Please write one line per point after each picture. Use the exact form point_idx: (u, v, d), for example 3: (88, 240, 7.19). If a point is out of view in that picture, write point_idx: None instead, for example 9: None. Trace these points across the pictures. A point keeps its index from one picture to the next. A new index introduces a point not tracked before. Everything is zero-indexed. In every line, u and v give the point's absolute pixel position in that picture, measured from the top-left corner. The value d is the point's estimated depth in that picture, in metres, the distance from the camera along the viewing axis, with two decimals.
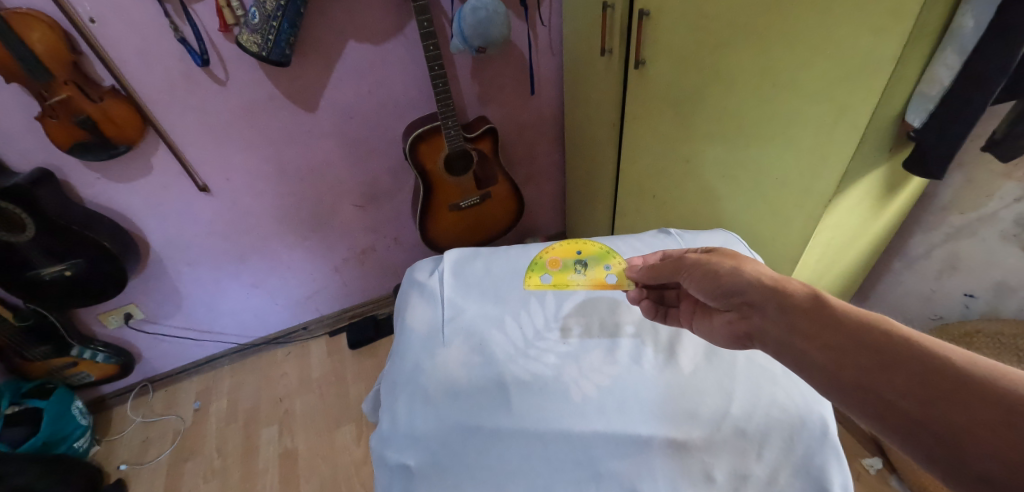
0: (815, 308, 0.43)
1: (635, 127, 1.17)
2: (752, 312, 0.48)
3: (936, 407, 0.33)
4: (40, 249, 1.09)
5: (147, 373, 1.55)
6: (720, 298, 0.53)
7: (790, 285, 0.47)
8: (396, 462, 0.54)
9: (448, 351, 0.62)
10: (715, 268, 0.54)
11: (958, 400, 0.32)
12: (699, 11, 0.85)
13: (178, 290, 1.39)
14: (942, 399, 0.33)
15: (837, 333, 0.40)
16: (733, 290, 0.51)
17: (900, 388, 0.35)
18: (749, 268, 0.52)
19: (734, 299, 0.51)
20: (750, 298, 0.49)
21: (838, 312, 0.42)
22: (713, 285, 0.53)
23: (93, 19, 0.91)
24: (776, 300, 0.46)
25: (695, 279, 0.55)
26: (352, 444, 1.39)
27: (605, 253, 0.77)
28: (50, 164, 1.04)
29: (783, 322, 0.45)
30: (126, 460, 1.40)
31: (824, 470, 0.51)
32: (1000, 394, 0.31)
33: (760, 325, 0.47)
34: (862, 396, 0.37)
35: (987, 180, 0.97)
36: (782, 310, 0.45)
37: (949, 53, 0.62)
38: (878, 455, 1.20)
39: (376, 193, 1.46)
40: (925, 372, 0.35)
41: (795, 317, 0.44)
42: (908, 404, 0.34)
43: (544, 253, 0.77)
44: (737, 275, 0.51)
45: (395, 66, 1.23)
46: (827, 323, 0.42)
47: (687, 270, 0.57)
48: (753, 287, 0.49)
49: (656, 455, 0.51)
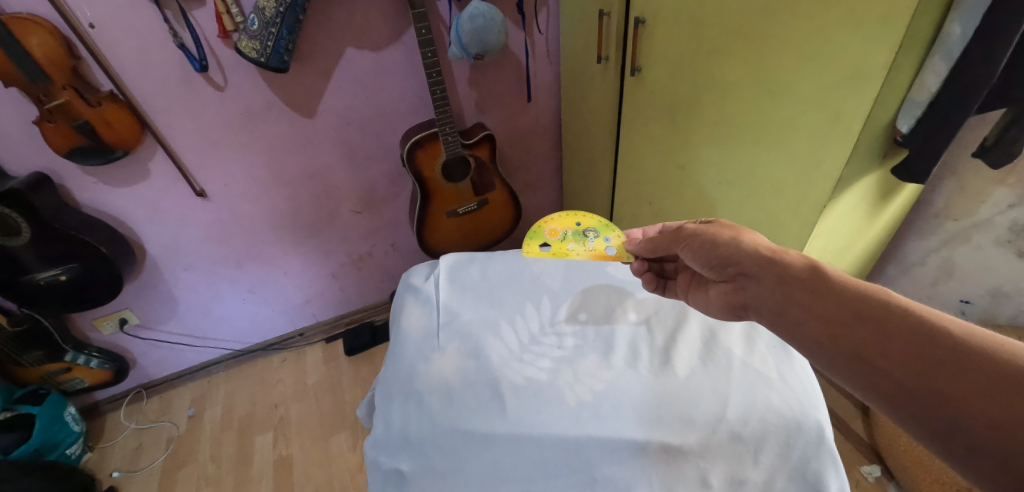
0: (813, 279, 0.43)
1: (631, 133, 1.17)
2: (747, 282, 0.49)
3: (931, 376, 0.33)
4: (37, 255, 1.09)
5: (141, 379, 1.54)
6: (715, 268, 0.54)
7: (788, 255, 0.47)
8: (390, 467, 0.53)
9: (443, 355, 0.62)
10: (713, 237, 0.54)
11: (953, 371, 0.32)
12: (693, 18, 0.86)
13: (173, 296, 1.38)
14: (935, 370, 0.33)
15: (835, 304, 0.40)
16: (730, 260, 0.51)
17: (895, 358, 0.35)
18: (747, 238, 0.52)
19: (730, 269, 0.52)
20: (746, 267, 0.49)
21: (835, 282, 0.42)
22: (709, 255, 0.54)
23: (93, 24, 0.92)
24: (773, 272, 0.46)
25: (693, 249, 0.56)
26: (346, 451, 1.37)
27: (605, 225, 0.78)
28: (48, 169, 1.04)
29: (779, 293, 0.45)
30: (119, 467, 1.38)
31: (822, 476, 0.49)
32: (998, 363, 0.30)
33: (756, 294, 0.48)
34: (858, 366, 0.37)
35: (980, 186, 0.97)
36: (777, 280, 0.45)
37: (937, 61, 0.63)
38: (876, 462, 1.19)
39: (374, 199, 1.46)
40: (922, 340, 0.34)
41: (791, 288, 0.44)
42: (903, 374, 0.34)
43: (543, 222, 0.79)
44: (735, 246, 0.51)
45: (393, 73, 1.23)
46: (824, 294, 0.41)
47: (685, 240, 0.58)
48: (749, 257, 0.49)
49: (650, 461, 0.50)
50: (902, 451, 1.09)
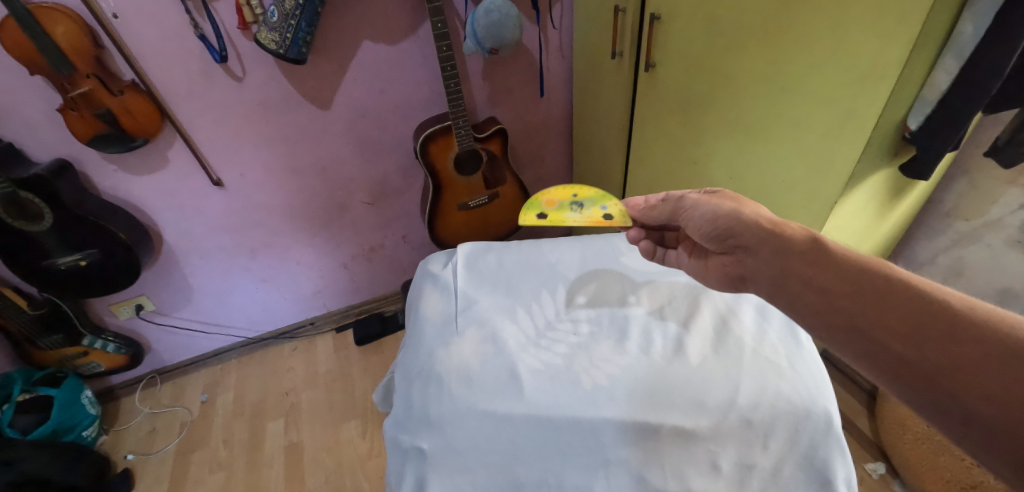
0: (814, 252, 0.44)
1: (643, 129, 1.18)
2: (746, 255, 0.50)
3: (927, 348, 0.33)
4: (58, 240, 1.11)
5: (156, 364, 1.57)
6: (715, 240, 0.55)
7: (788, 228, 0.48)
8: (410, 446, 0.55)
9: (461, 340, 0.64)
10: (715, 208, 0.55)
11: (949, 342, 0.32)
12: (708, 15, 0.87)
13: (188, 283, 1.41)
14: (931, 340, 0.33)
15: (836, 276, 0.41)
16: (729, 232, 0.52)
17: (889, 328, 0.36)
18: (748, 210, 0.52)
19: (729, 241, 0.53)
20: (745, 240, 0.50)
21: (838, 256, 0.42)
22: (710, 227, 0.55)
23: (117, 15, 0.94)
24: (772, 244, 0.47)
25: (694, 222, 0.57)
26: (356, 439, 1.40)
27: (603, 196, 0.77)
28: (70, 156, 1.07)
29: (778, 266, 0.46)
30: (133, 449, 1.42)
31: (829, 462, 0.51)
32: (996, 336, 0.31)
33: (755, 268, 0.49)
34: (854, 335, 0.38)
35: (991, 186, 0.98)
36: (777, 253, 0.46)
37: (948, 60, 0.65)
38: (881, 460, 1.21)
39: (386, 191, 1.48)
40: (920, 313, 0.35)
41: (792, 260, 0.45)
42: (900, 346, 0.35)
43: (539, 196, 0.80)
44: (736, 218, 0.52)
45: (408, 67, 1.25)
46: (825, 266, 0.42)
47: (687, 212, 0.59)
48: (749, 230, 0.50)
49: (663, 443, 0.52)
50: (907, 449, 1.10)
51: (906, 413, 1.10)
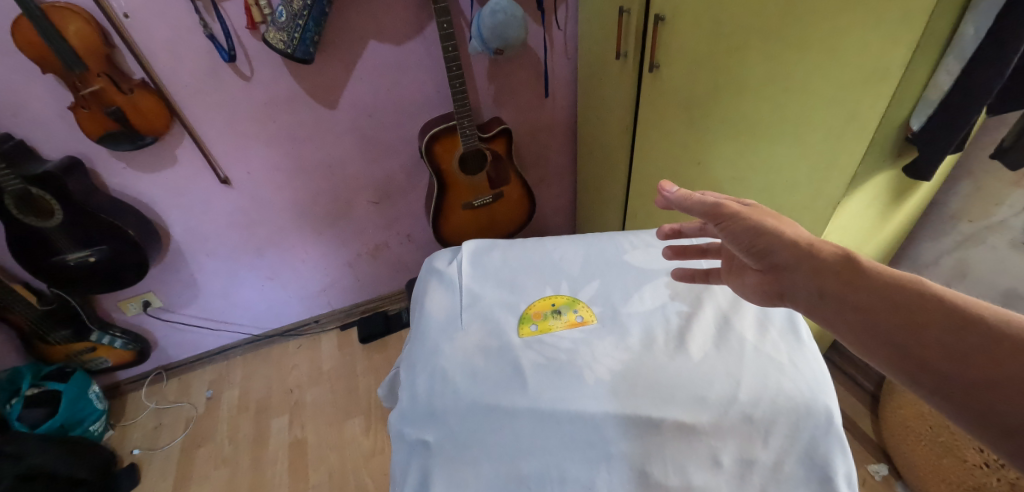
0: (846, 268, 0.40)
1: (648, 130, 1.18)
2: (784, 274, 0.45)
3: (975, 370, 0.31)
4: (67, 236, 1.13)
5: (162, 360, 1.59)
6: (755, 254, 0.48)
7: (824, 243, 0.44)
8: (414, 438, 0.56)
9: (466, 335, 0.65)
10: (757, 224, 0.47)
11: (998, 362, 0.31)
12: (713, 16, 0.88)
13: (195, 280, 1.43)
14: (979, 361, 0.31)
15: (871, 295, 0.38)
16: (770, 248, 0.46)
17: (934, 350, 0.34)
18: (792, 228, 0.46)
19: (769, 259, 0.46)
20: (786, 260, 0.44)
21: (868, 270, 0.40)
22: (750, 241, 0.47)
23: (127, 14, 0.95)
24: (808, 264, 0.43)
25: (733, 235, 0.49)
26: (360, 437, 1.41)
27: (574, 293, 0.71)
28: (79, 153, 1.09)
29: (814, 286, 0.42)
30: (139, 445, 1.43)
31: (829, 458, 0.51)
32: None
33: (792, 287, 0.44)
34: (898, 359, 0.35)
35: (996, 188, 0.98)
36: (814, 276, 0.42)
37: (950, 61, 0.65)
38: (883, 461, 1.21)
39: (391, 190, 1.49)
40: (964, 333, 0.33)
41: (827, 281, 0.41)
42: (949, 367, 0.32)
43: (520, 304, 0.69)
44: (779, 235, 0.46)
45: (414, 66, 1.26)
46: (859, 284, 0.39)
47: (727, 221, 0.49)
48: (789, 247, 0.44)
49: (664, 437, 0.53)
50: (909, 451, 1.10)
51: (909, 415, 1.09)
